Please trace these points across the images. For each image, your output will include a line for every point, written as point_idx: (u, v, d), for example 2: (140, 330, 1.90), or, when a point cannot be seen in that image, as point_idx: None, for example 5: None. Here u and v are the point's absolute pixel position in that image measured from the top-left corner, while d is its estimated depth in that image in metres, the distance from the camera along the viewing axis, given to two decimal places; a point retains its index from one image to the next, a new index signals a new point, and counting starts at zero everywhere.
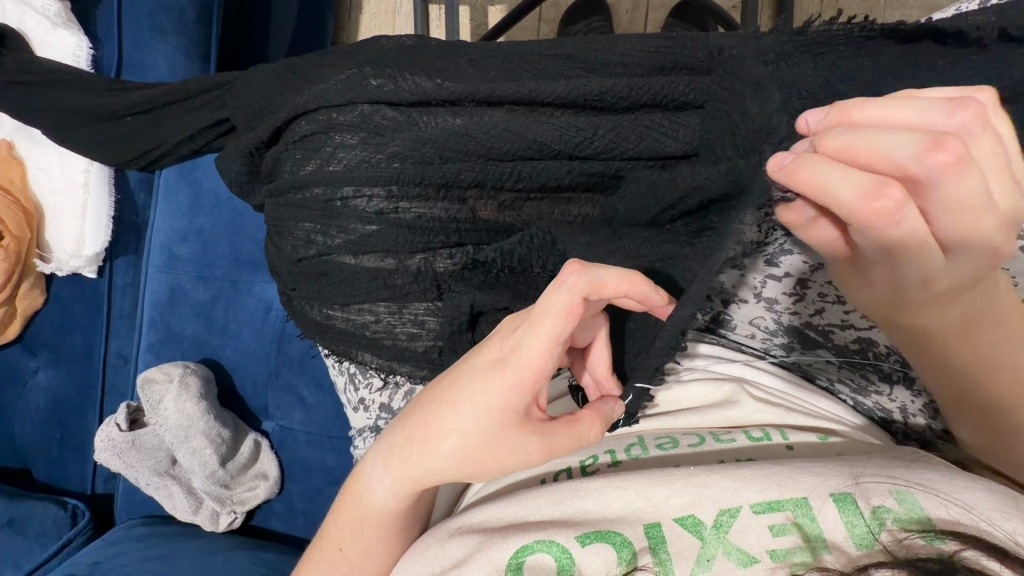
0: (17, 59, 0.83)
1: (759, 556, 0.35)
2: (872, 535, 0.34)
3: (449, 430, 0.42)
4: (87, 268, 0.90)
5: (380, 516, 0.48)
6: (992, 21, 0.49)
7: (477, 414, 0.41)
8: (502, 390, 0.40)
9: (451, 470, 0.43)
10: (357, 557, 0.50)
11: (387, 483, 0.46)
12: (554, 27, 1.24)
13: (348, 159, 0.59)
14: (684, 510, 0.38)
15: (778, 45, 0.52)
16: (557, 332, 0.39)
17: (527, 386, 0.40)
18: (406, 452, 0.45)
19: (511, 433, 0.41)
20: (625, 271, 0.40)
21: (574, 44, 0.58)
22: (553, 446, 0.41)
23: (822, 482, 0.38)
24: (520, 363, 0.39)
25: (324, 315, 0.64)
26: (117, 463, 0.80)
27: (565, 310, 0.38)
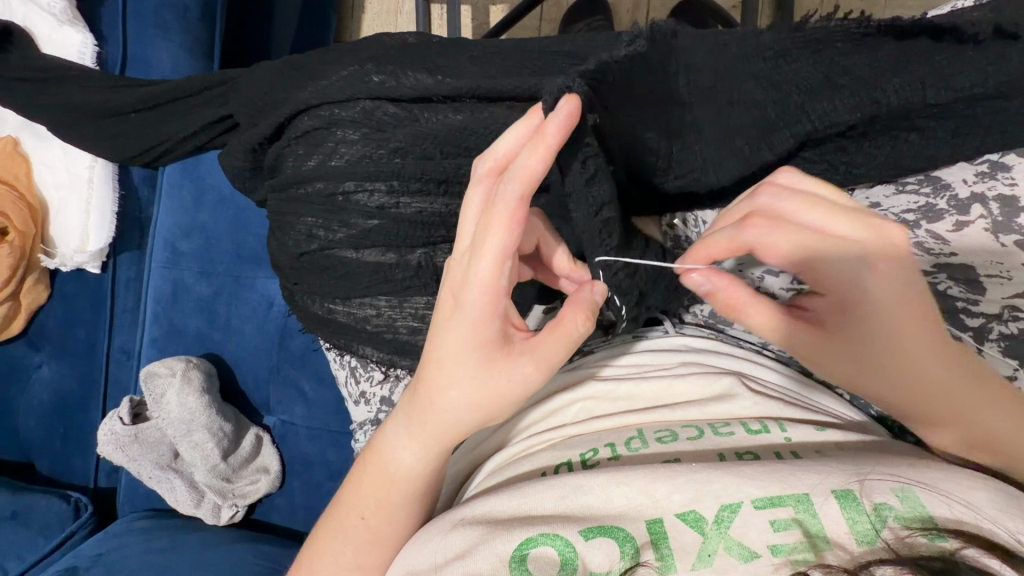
0: (23, 57, 0.84)
1: (761, 551, 0.36)
2: (874, 532, 0.35)
3: (446, 384, 0.44)
4: (91, 263, 0.91)
5: (406, 484, 0.48)
6: (988, 17, 0.49)
7: (468, 362, 0.42)
8: (477, 327, 0.42)
9: (464, 418, 0.44)
10: (378, 528, 0.49)
11: (414, 449, 0.47)
12: (555, 26, 1.24)
13: (350, 155, 0.59)
14: (686, 506, 0.39)
15: (777, 42, 0.52)
16: (500, 248, 0.39)
17: (494, 312, 0.41)
18: (418, 415, 0.46)
19: (500, 363, 0.42)
20: (535, 144, 0.37)
21: (574, 41, 0.60)
22: (544, 361, 0.43)
23: (824, 478, 0.38)
24: (481, 293, 0.41)
25: (327, 309, 0.64)
26: (119, 456, 0.80)
27: (506, 222, 0.39)
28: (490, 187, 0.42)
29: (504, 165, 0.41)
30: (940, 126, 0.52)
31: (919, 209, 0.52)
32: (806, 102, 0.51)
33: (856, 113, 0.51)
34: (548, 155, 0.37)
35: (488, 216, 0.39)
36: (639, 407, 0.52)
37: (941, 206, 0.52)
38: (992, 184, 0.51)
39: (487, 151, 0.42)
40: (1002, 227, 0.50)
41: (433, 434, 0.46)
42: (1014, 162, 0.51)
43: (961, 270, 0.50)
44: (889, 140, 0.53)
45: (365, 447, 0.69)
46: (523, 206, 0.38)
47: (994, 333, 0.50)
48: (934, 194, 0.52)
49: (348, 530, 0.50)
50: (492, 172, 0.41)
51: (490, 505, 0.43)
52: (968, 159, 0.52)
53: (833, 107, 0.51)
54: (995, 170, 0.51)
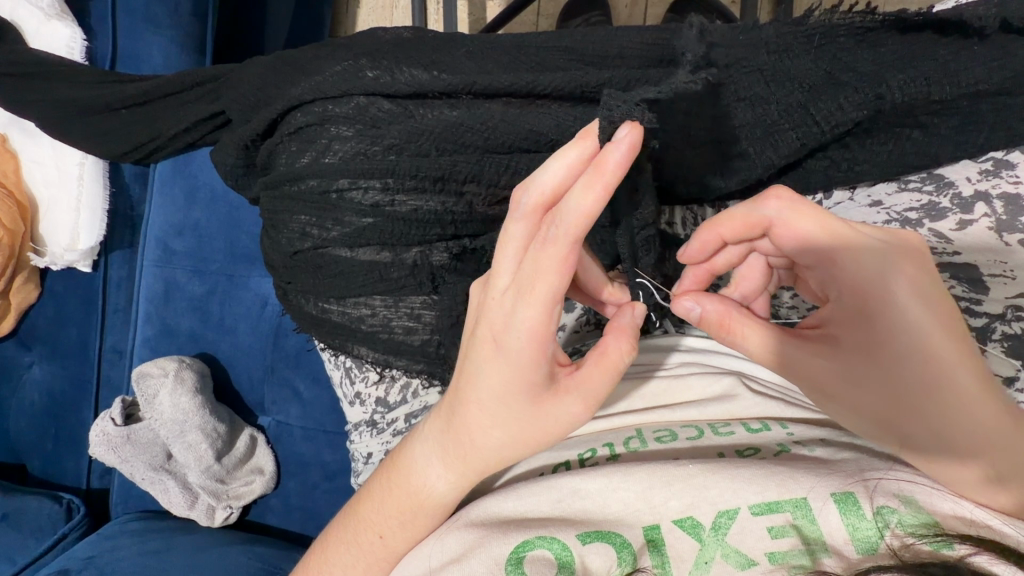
0: (10, 51, 0.83)
1: (758, 558, 0.36)
2: (877, 538, 0.35)
3: (484, 422, 0.42)
4: (82, 262, 0.89)
5: (435, 508, 0.46)
6: (994, 12, 0.48)
7: (512, 405, 0.41)
8: (523, 371, 0.39)
9: (508, 455, 0.43)
10: (397, 542, 0.47)
11: (447, 478, 0.45)
12: (553, 22, 1.23)
13: (343, 152, 0.58)
14: (683, 512, 0.38)
15: (778, 37, 0.52)
16: (551, 293, 0.37)
17: (542, 356, 0.39)
18: (455, 446, 0.44)
19: (550, 403, 0.41)
20: (586, 184, 0.33)
21: (572, 36, 0.58)
22: (592, 398, 0.41)
23: (823, 480, 0.38)
24: (530, 339, 0.38)
25: (321, 309, 0.63)
26: (111, 457, 0.79)
27: (558, 268, 0.36)
28: (533, 224, 0.38)
29: (549, 200, 0.37)
30: (942, 123, 0.51)
31: (922, 207, 0.51)
32: (810, 102, 0.51)
33: (862, 109, 0.50)
34: (605, 194, 0.33)
35: (537, 260, 0.37)
36: (639, 407, 0.51)
37: (944, 204, 0.51)
38: (996, 182, 0.50)
39: (530, 181, 0.37)
40: (1006, 226, 0.49)
41: (469, 463, 0.44)
42: (1017, 160, 0.50)
43: (964, 269, 0.49)
44: (891, 137, 0.52)
45: (360, 448, 0.68)
46: (577, 250, 0.35)
47: (997, 333, 0.49)
48: (937, 191, 0.51)
49: (363, 549, 0.47)
50: (537, 207, 0.37)
51: (488, 506, 0.43)
52: (970, 157, 0.52)
53: (838, 106, 0.50)
54: (999, 168, 0.50)
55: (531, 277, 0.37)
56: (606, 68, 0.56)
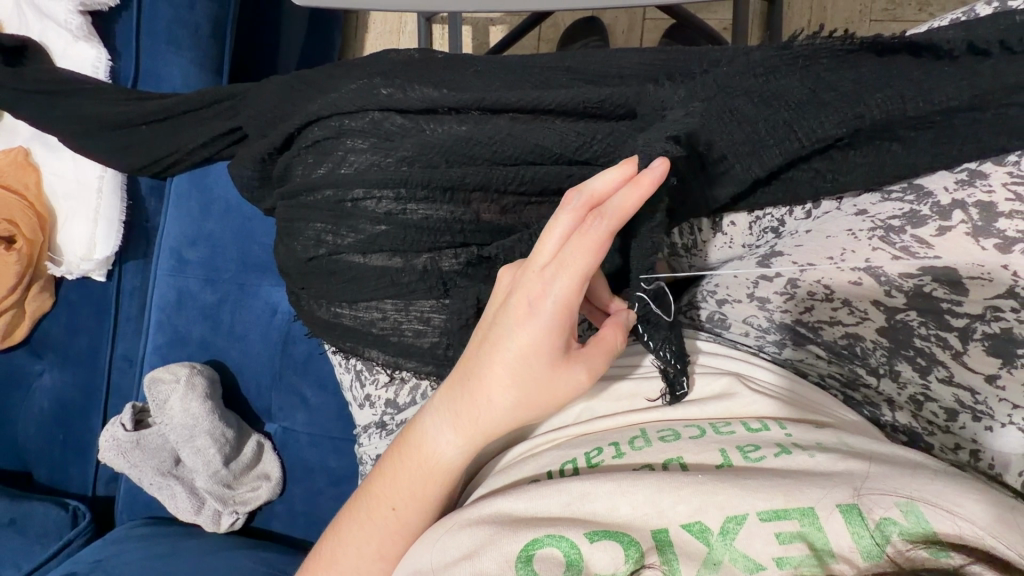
0: (38, 70, 0.87)
1: (766, 563, 0.37)
2: (879, 548, 0.36)
3: (504, 383, 0.45)
4: (97, 271, 0.92)
5: (441, 473, 0.48)
6: (960, 36, 0.53)
7: (532, 367, 0.44)
8: (549, 335, 0.44)
9: (514, 420, 0.46)
10: (406, 511, 0.49)
11: (455, 443, 0.47)
12: (553, 46, 1.29)
13: (359, 163, 0.62)
14: (691, 517, 0.40)
15: (766, 59, 0.57)
16: (586, 269, 0.42)
17: (567, 323, 0.44)
18: (467, 411, 0.47)
19: (562, 370, 0.45)
20: (634, 189, 0.41)
21: (574, 58, 0.63)
22: (596, 369, 0.47)
23: (829, 492, 0.39)
24: (562, 306, 0.43)
25: (333, 313, 0.66)
26: (121, 462, 0.81)
27: (596, 248, 0.42)
28: (577, 217, 0.44)
29: (595, 200, 0.44)
30: (921, 136, 0.54)
31: (904, 216, 0.54)
32: (794, 120, 0.55)
33: (842, 128, 0.54)
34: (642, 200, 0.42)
35: (578, 241, 0.42)
36: (640, 405, 0.54)
37: (924, 212, 0.53)
38: (971, 190, 0.52)
39: (584, 185, 0.44)
40: (981, 231, 0.51)
41: (481, 430, 0.47)
42: (991, 170, 0.52)
43: (944, 273, 0.52)
44: (872, 150, 0.56)
45: (369, 450, 0.69)
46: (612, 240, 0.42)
47: (978, 332, 0.51)
48: (917, 201, 0.54)
49: (376, 524, 0.50)
50: (585, 204, 0.43)
51: (497, 504, 0.45)
52: (946, 168, 0.54)
53: (820, 123, 0.54)
54: (974, 178, 0.52)
55: (572, 253, 0.42)
56: (606, 86, 0.60)
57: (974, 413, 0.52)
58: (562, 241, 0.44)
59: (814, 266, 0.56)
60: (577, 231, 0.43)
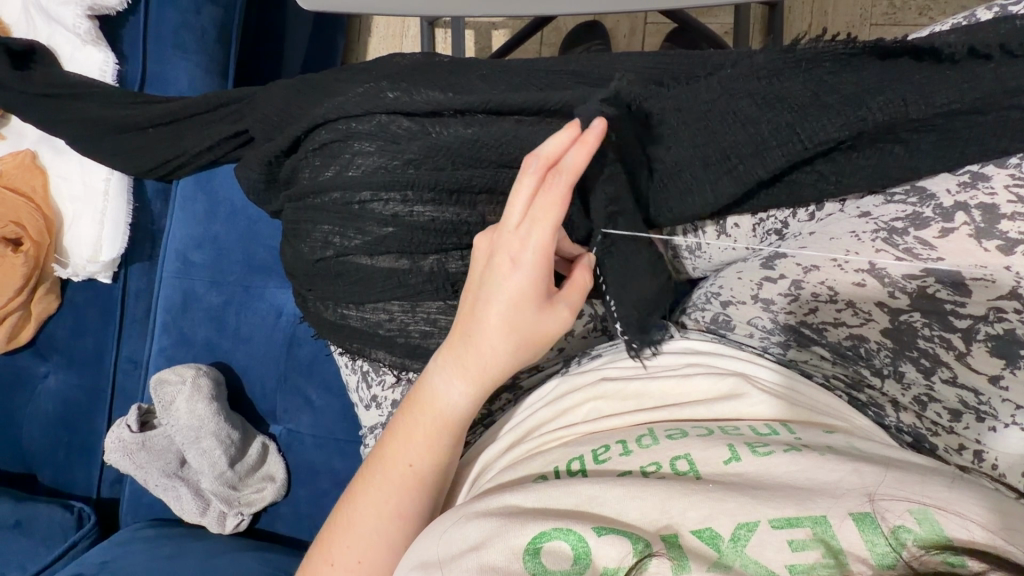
0: (46, 74, 0.87)
1: (778, 570, 0.36)
2: (893, 554, 0.35)
3: (495, 333, 0.47)
4: (103, 273, 0.92)
5: (447, 423, 0.50)
6: (961, 40, 0.53)
7: (518, 314, 0.48)
8: (535, 279, 0.47)
9: (508, 363, 0.49)
10: (422, 471, 0.50)
11: (456, 389, 0.49)
12: (555, 50, 1.29)
13: (366, 165, 0.62)
14: (701, 523, 0.39)
15: (771, 61, 0.57)
16: (558, 217, 0.46)
17: (549, 267, 0.48)
18: (464, 362, 0.49)
19: (549, 309, 0.49)
20: (585, 144, 0.44)
21: (579, 62, 0.64)
22: (576, 308, 0.51)
23: (840, 501, 0.38)
24: (543, 253, 0.47)
25: (340, 315, 0.66)
26: (126, 463, 0.81)
27: (563, 197, 0.45)
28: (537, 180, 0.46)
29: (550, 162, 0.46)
30: (922, 138, 0.55)
31: (907, 218, 0.54)
32: (797, 122, 0.56)
33: (844, 131, 0.55)
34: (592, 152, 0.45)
35: (545, 197, 0.46)
36: (648, 406, 0.54)
37: (927, 214, 0.54)
38: (974, 193, 0.52)
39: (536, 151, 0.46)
40: (984, 233, 0.51)
41: (479, 375, 0.49)
42: (993, 172, 0.52)
43: (946, 274, 0.52)
44: (875, 152, 0.56)
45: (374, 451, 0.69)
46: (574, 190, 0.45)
47: (981, 334, 0.51)
48: (920, 202, 0.54)
49: (389, 485, 0.50)
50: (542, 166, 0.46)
51: (504, 499, 0.45)
52: (949, 171, 0.54)
53: (823, 126, 0.55)
54: (975, 181, 0.53)
55: (545, 207, 0.45)
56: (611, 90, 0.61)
57: (978, 414, 0.51)
58: (528, 202, 0.47)
59: (816, 266, 0.57)
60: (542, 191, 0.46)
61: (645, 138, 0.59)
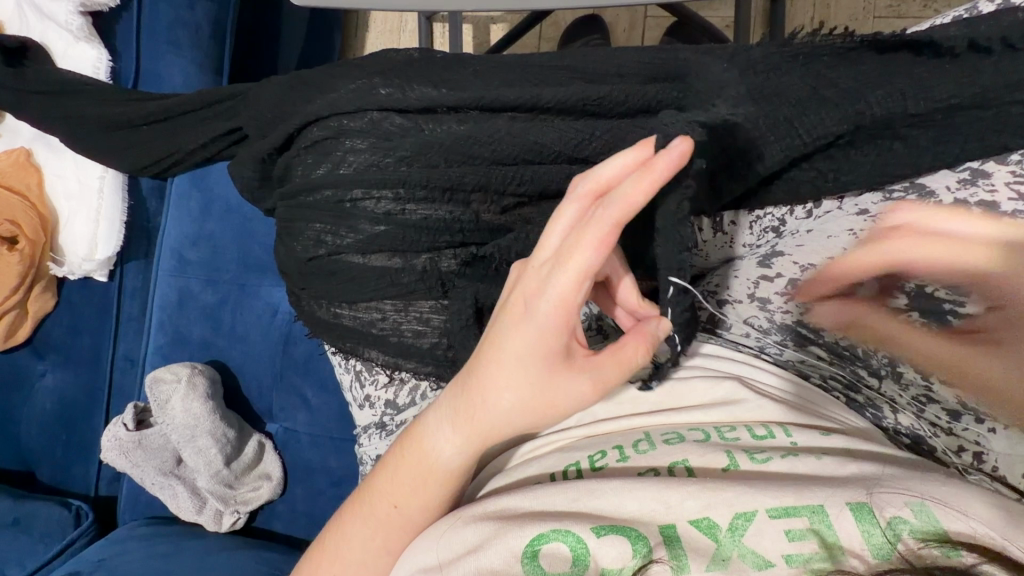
0: (39, 71, 0.87)
1: (775, 560, 0.37)
2: (890, 546, 0.36)
3: (500, 387, 0.44)
4: (99, 272, 0.92)
5: (444, 474, 0.47)
6: (962, 33, 0.52)
7: (530, 368, 0.44)
8: (545, 336, 0.43)
9: (514, 423, 0.45)
10: (412, 514, 0.48)
11: (456, 441, 0.47)
12: (553, 45, 1.28)
13: (358, 163, 0.62)
14: (699, 513, 0.39)
15: (766, 57, 0.57)
16: (587, 266, 0.41)
17: (566, 324, 0.43)
18: (469, 411, 0.46)
19: (562, 373, 0.44)
20: (643, 178, 0.40)
21: (573, 56, 0.63)
22: (603, 380, 0.45)
23: (838, 491, 0.39)
24: (559, 305, 0.42)
25: (333, 314, 0.66)
26: (123, 462, 0.81)
27: (598, 243, 0.40)
28: (583, 207, 0.43)
29: (601, 190, 0.43)
30: (921, 134, 0.53)
31: (908, 215, 0.53)
32: (795, 116, 0.54)
33: (842, 124, 0.54)
34: (652, 188, 0.40)
35: (579, 235, 0.41)
36: (643, 410, 0.53)
37: (927, 212, 0.53)
38: (974, 190, 0.52)
39: (590, 172, 0.43)
40: (982, 230, 0.51)
41: (480, 431, 0.46)
42: (993, 169, 0.52)
43: (946, 273, 0.51)
44: (873, 148, 0.55)
45: (369, 451, 0.69)
46: (615, 233, 0.40)
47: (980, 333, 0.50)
48: (920, 200, 0.54)
49: (379, 520, 0.49)
50: (591, 193, 0.43)
51: (498, 501, 0.45)
52: (949, 168, 0.54)
53: (821, 120, 0.54)
54: (975, 177, 0.52)
55: (571, 248, 0.41)
56: (606, 85, 0.60)
57: (977, 414, 0.50)
58: (566, 234, 0.43)
59: (815, 266, 0.56)
60: (582, 222, 0.42)
61: (640, 130, 0.58)
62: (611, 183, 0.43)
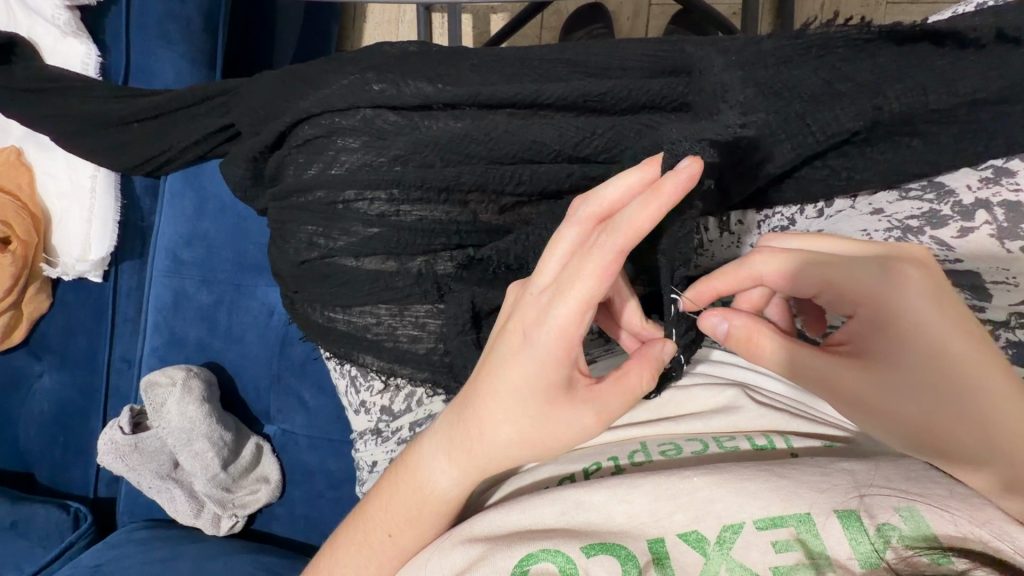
0: (27, 68, 0.85)
1: (761, 572, 0.36)
2: (877, 555, 0.35)
3: (497, 421, 0.42)
4: (93, 272, 0.91)
5: (441, 504, 0.46)
6: (990, 21, 0.50)
7: (526, 402, 0.41)
8: (544, 369, 0.40)
9: (513, 455, 0.43)
10: (408, 541, 0.47)
11: (451, 472, 0.45)
12: (556, 34, 1.24)
13: (350, 163, 0.59)
14: (688, 526, 0.38)
15: (778, 49, 0.53)
16: (587, 295, 0.38)
17: (566, 355, 0.40)
18: (465, 440, 0.44)
19: (563, 406, 0.41)
20: (647, 199, 0.36)
21: (574, 48, 0.60)
22: (607, 413, 0.42)
23: (824, 497, 0.38)
24: (558, 336, 0.39)
25: (327, 318, 0.64)
26: (119, 465, 0.80)
27: (600, 271, 0.37)
28: (585, 231, 0.41)
29: (605, 213, 0.41)
30: (943, 131, 0.51)
31: (923, 216, 0.51)
32: (807, 112, 0.52)
33: (859, 121, 0.51)
34: (659, 214, 0.36)
35: (580, 262, 0.38)
36: (642, 419, 0.51)
37: (944, 212, 0.50)
38: (996, 189, 0.49)
39: (594, 194, 0.41)
40: (1007, 233, 0.49)
41: (477, 462, 0.44)
42: (1017, 167, 0.49)
43: (965, 277, 0.50)
44: (891, 146, 0.52)
45: (365, 457, 0.68)
46: (620, 260, 0.37)
47: (1001, 338, 0.49)
48: (938, 199, 0.51)
49: (373, 550, 0.48)
50: (594, 217, 0.41)
51: (490, 521, 0.43)
52: (970, 165, 0.51)
53: (835, 116, 0.51)
54: (999, 176, 0.50)
55: (571, 276, 0.38)
56: (608, 79, 0.57)
57: None
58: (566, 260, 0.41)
59: None
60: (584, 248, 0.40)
61: (642, 127, 0.55)
62: (615, 207, 0.41)
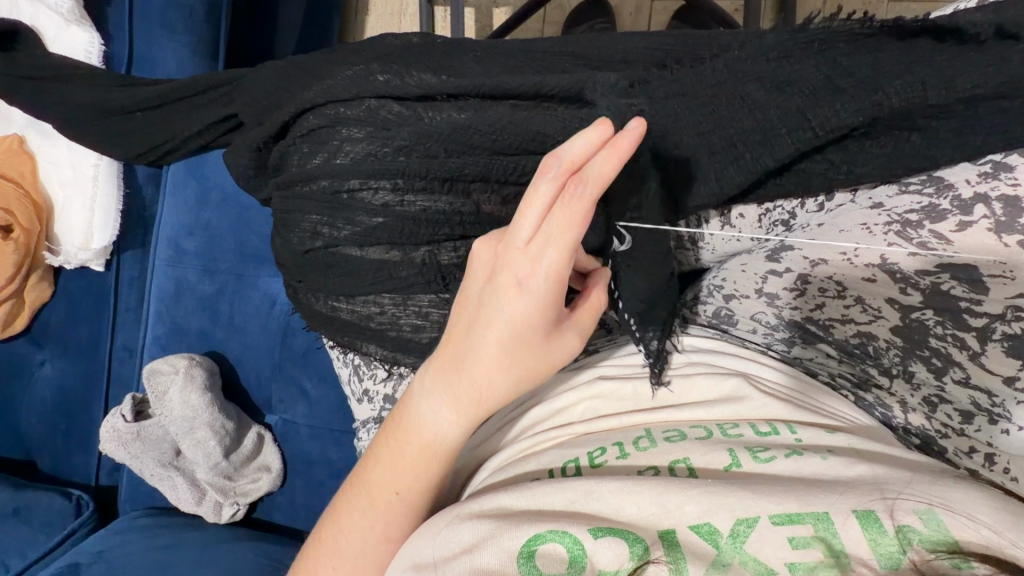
0: (30, 56, 0.85)
1: (777, 568, 0.35)
2: (899, 554, 0.34)
3: (492, 365, 0.44)
4: (95, 262, 0.91)
5: (439, 450, 0.47)
6: (989, 19, 0.49)
7: (527, 340, 0.44)
8: (538, 313, 0.43)
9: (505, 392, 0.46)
10: (411, 502, 0.48)
11: (448, 418, 0.46)
12: (558, 28, 1.25)
13: (355, 153, 0.60)
14: (700, 518, 0.38)
15: (780, 43, 0.54)
16: (574, 242, 0.40)
17: (557, 296, 0.43)
18: (458, 389, 0.45)
19: (553, 336, 0.45)
20: (616, 158, 0.38)
21: (576, 41, 0.60)
22: (584, 333, 0.47)
23: (841, 497, 0.38)
24: (553, 280, 0.42)
25: (330, 307, 0.64)
26: (121, 452, 0.81)
27: (583, 221, 0.39)
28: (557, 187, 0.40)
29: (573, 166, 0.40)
30: (940, 126, 0.51)
31: (921, 210, 0.51)
32: (807, 108, 0.52)
33: (858, 115, 0.52)
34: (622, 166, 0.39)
35: (564, 216, 0.40)
36: (646, 408, 0.52)
37: (943, 207, 0.50)
38: (995, 184, 0.49)
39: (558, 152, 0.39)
40: (1005, 226, 0.48)
41: (476, 406, 0.46)
42: (1017, 162, 0.48)
43: (960, 270, 0.50)
44: (891, 139, 0.53)
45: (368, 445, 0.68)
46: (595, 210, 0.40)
47: (997, 333, 0.49)
48: (937, 194, 0.51)
49: (376, 510, 0.49)
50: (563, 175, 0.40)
51: (495, 500, 0.43)
52: (969, 159, 0.51)
53: (835, 111, 0.52)
54: (998, 171, 0.49)
55: (560, 229, 0.40)
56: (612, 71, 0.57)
57: (991, 416, 0.51)
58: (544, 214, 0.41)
59: (826, 262, 0.55)
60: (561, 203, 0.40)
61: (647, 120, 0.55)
62: (583, 162, 0.39)
